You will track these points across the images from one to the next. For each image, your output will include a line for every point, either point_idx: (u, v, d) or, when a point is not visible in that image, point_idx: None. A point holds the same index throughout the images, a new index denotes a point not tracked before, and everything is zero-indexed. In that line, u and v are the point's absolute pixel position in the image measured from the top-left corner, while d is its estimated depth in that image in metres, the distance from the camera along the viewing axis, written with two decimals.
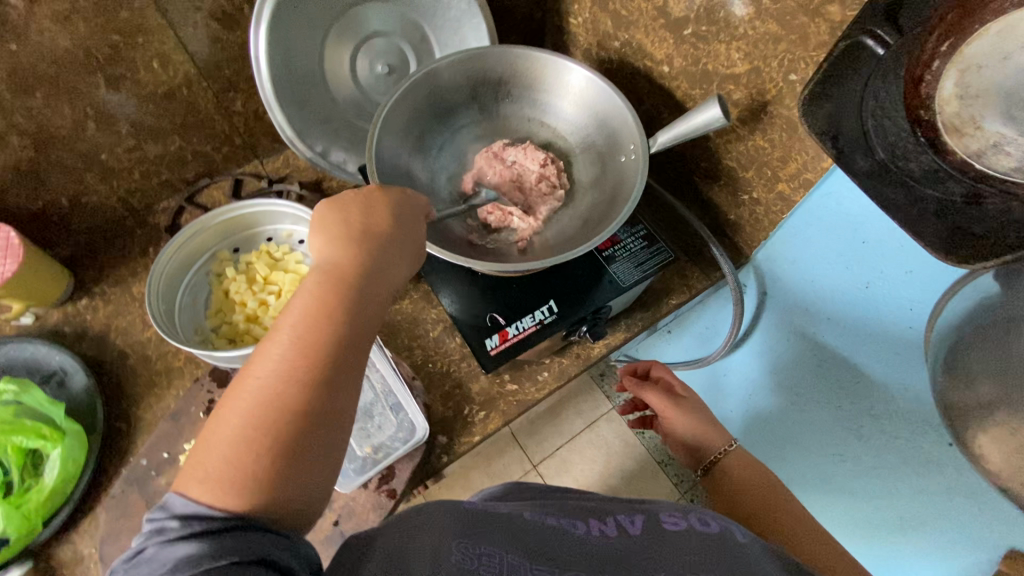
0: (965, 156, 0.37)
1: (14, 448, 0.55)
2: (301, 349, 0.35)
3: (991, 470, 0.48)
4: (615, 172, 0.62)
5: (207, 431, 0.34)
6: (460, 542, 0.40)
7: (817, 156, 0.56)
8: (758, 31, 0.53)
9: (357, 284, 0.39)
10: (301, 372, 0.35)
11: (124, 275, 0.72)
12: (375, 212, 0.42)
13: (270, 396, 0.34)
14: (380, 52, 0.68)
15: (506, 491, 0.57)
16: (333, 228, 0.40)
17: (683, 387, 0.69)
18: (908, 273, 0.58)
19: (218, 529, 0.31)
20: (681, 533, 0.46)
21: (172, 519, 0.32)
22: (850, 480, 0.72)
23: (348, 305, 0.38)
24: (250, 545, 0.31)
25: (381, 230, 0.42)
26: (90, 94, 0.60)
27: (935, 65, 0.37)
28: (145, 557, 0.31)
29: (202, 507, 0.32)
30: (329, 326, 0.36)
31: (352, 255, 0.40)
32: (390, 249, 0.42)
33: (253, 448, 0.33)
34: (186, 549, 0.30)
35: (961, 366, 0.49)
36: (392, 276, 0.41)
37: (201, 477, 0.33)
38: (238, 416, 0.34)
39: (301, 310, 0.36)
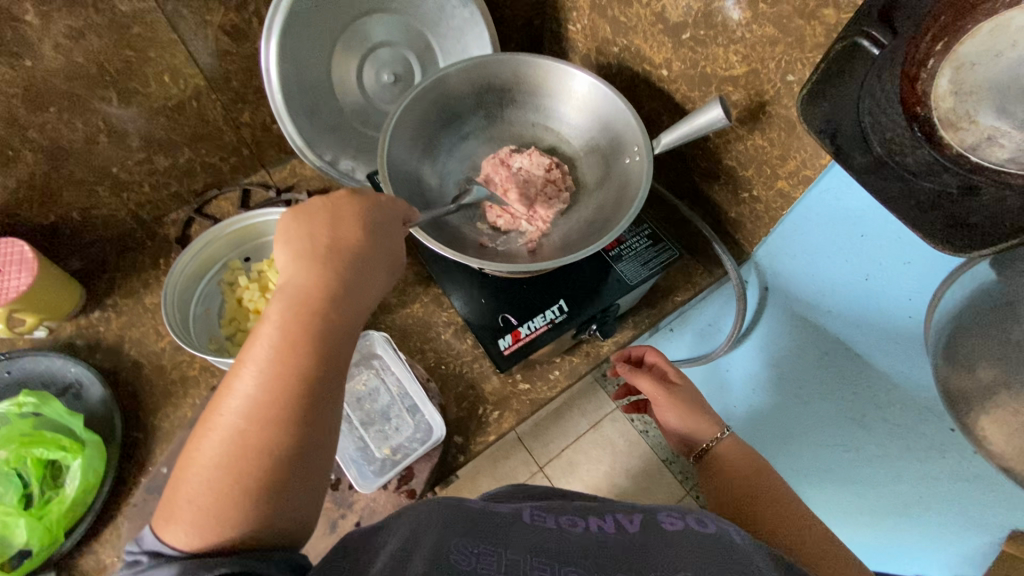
0: (961, 150, 0.39)
1: (34, 460, 0.56)
2: (271, 380, 0.35)
3: (995, 452, 0.49)
4: (619, 174, 0.63)
5: (182, 471, 0.34)
6: (458, 541, 0.40)
7: (815, 154, 0.57)
8: (756, 34, 0.55)
9: (324, 305, 0.38)
10: (274, 402, 0.35)
11: (136, 287, 0.72)
12: (341, 229, 0.42)
13: (244, 430, 0.34)
14: (385, 62, 0.69)
15: (500, 495, 0.58)
16: (299, 250, 0.40)
17: (676, 374, 0.66)
18: (907, 264, 0.59)
19: (191, 553, 0.32)
20: (678, 534, 0.45)
21: (149, 553, 0.33)
22: (853, 468, 0.75)
23: (319, 328, 0.37)
24: (221, 560, 0.32)
25: (348, 246, 0.41)
26: (102, 108, 0.61)
27: (930, 64, 0.39)
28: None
29: (180, 544, 0.32)
30: (298, 352, 0.36)
31: (319, 274, 0.39)
32: (357, 265, 0.41)
33: (229, 484, 0.33)
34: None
35: (961, 352, 0.51)
36: (363, 292, 0.41)
37: (180, 516, 0.33)
38: (212, 453, 0.34)
39: (268, 339, 0.36)
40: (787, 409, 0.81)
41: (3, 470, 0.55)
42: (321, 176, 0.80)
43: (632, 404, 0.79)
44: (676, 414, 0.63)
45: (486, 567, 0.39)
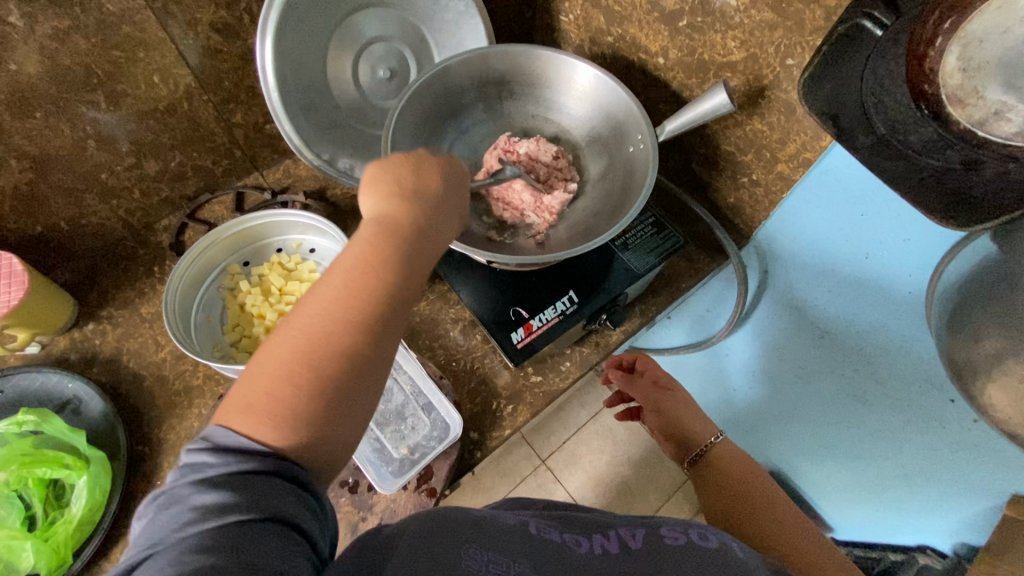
0: (968, 126, 0.40)
1: (36, 480, 0.54)
2: (357, 291, 0.35)
3: (1002, 418, 0.51)
4: (624, 162, 0.63)
5: (251, 365, 0.34)
6: (467, 548, 0.39)
7: (816, 136, 0.58)
8: (754, 19, 0.55)
9: (414, 234, 0.38)
10: (354, 314, 0.34)
11: (131, 296, 0.70)
12: (426, 170, 0.41)
13: (321, 337, 0.34)
14: (380, 57, 0.68)
15: (515, 502, 0.57)
16: (385, 184, 0.40)
17: (667, 381, 0.73)
18: (907, 241, 0.62)
19: (249, 475, 0.31)
20: (682, 549, 0.45)
21: (209, 455, 0.32)
22: (855, 445, 0.76)
23: (398, 266, 0.37)
24: (274, 501, 0.31)
25: (432, 190, 0.41)
26: (89, 113, 0.58)
27: (938, 42, 0.39)
28: (173, 494, 0.31)
29: (245, 444, 0.32)
30: (386, 271, 0.36)
31: (405, 212, 0.39)
32: (439, 212, 0.41)
33: (297, 386, 0.33)
34: (213, 497, 0.30)
35: (964, 323, 0.52)
36: (445, 228, 0.41)
37: (245, 411, 0.33)
38: (287, 352, 0.33)
39: (359, 252, 0.36)
40: (788, 390, 0.83)
41: (4, 492, 0.53)
42: (315, 176, 0.79)
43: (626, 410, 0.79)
44: (671, 417, 0.70)
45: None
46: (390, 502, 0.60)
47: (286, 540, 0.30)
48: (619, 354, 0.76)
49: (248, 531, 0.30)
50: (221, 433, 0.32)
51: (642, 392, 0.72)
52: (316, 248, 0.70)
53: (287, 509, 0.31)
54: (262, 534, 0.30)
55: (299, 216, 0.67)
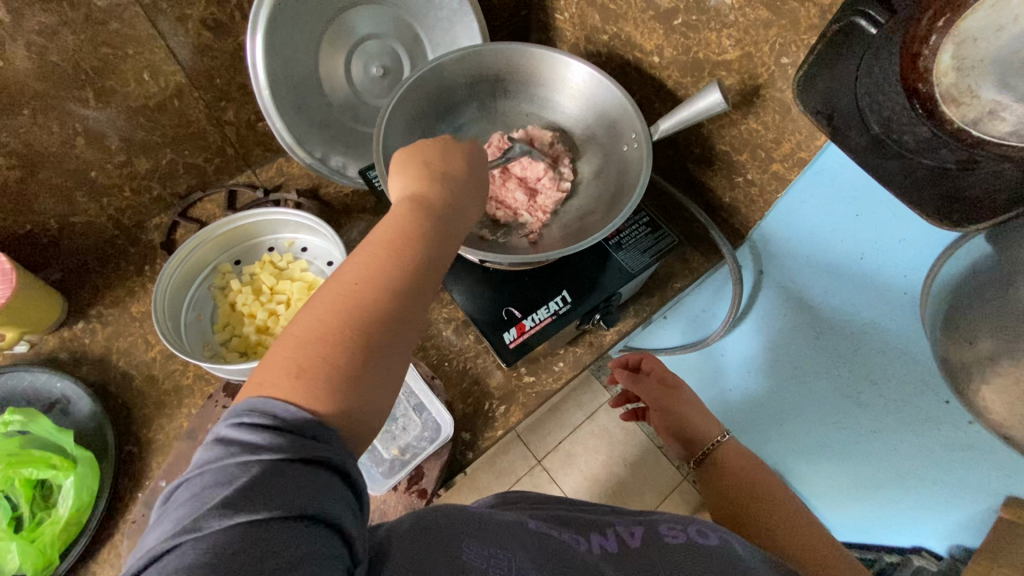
0: (963, 124, 0.40)
1: (22, 481, 0.54)
2: (398, 258, 0.35)
3: (996, 420, 0.50)
4: (618, 161, 0.63)
5: (293, 327, 0.33)
6: (469, 542, 0.39)
7: (811, 135, 0.58)
8: (748, 18, 0.55)
9: (445, 212, 0.40)
10: (396, 277, 0.35)
11: (121, 295, 0.70)
12: (454, 154, 0.44)
13: (365, 297, 0.34)
14: (373, 55, 0.68)
15: (505, 499, 0.55)
16: (414, 164, 0.42)
17: (672, 378, 0.73)
18: (903, 240, 0.60)
19: (301, 462, 0.28)
20: (681, 547, 0.46)
21: (261, 433, 0.29)
22: (849, 445, 0.76)
23: (433, 232, 0.38)
24: (323, 499, 0.28)
25: (460, 170, 0.43)
26: (78, 110, 0.58)
27: (932, 40, 0.39)
28: (220, 471, 0.28)
29: (292, 413, 0.30)
30: (424, 241, 0.37)
31: (436, 188, 0.41)
32: (466, 191, 0.43)
33: (343, 346, 0.32)
34: (263, 483, 0.27)
35: (960, 324, 0.52)
36: (471, 212, 0.43)
37: (291, 373, 0.31)
38: (332, 312, 0.33)
39: (399, 223, 0.37)
40: (782, 390, 0.82)
41: None
42: (308, 174, 0.78)
43: (630, 410, 0.80)
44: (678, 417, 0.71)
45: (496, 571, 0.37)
46: (381, 503, 0.60)
47: (330, 546, 0.28)
48: (625, 355, 0.75)
49: (293, 530, 0.27)
50: (268, 400, 0.30)
51: (646, 391, 0.73)
52: (308, 246, 0.70)
53: (333, 510, 0.28)
54: (306, 536, 0.27)
55: (291, 215, 0.67)
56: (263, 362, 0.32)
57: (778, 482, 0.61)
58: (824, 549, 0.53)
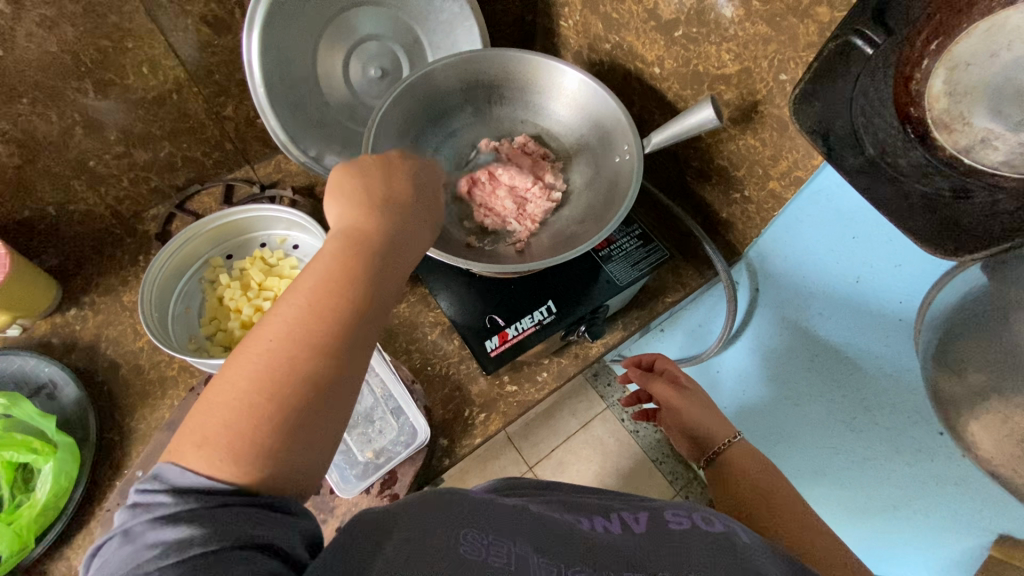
0: (954, 152, 0.39)
1: (4, 463, 0.55)
2: (315, 310, 0.34)
3: (983, 457, 0.48)
4: (610, 172, 0.62)
5: (206, 394, 0.33)
6: (467, 531, 0.38)
7: (808, 155, 0.56)
8: (748, 32, 0.54)
9: (376, 253, 0.38)
10: (312, 331, 0.34)
11: (114, 284, 0.71)
12: (396, 181, 0.43)
13: (277, 357, 0.33)
14: (372, 56, 0.68)
15: (505, 484, 0.54)
16: (353, 194, 0.41)
17: (685, 377, 0.73)
18: (897, 266, 0.59)
19: (211, 510, 0.29)
20: (685, 532, 0.44)
21: (163, 493, 0.30)
22: (839, 472, 0.74)
23: (365, 272, 0.37)
24: (238, 526, 0.29)
25: (402, 198, 0.42)
26: (78, 99, 0.59)
27: (924, 64, 0.38)
28: (128, 532, 0.29)
29: (196, 480, 0.30)
30: (346, 287, 0.36)
31: (374, 221, 0.39)
32: (407, 220, 0.41)
33: (251, 411, 0.32)
34: (171, 532, 0.28)
35: (952, 356, 0.50)
36: (411, 247, 0.41)
37: (200, 442, 0.31)
38: (240, 376, 0.32)
39: (323, 268, 0.36)
40: (774, 408, 0.80)
41: None
42: (306, 172, 0.79)
43: (640, 410, 0.79)
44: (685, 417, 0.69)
45: (495, 561, 0.36)
46: (352, 505, 0.60)
47: (260, 567, 0.28)
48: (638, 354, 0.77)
49: (216, 562, 0.27)
50: (170, 469, 0.30)
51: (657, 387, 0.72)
52: (299, 244, 0.71)
53: (257, 535, 0.29)
54: (231, 563, 0.28)
55: (282, 212, 0.67)
56: (179, 431, 0.32)
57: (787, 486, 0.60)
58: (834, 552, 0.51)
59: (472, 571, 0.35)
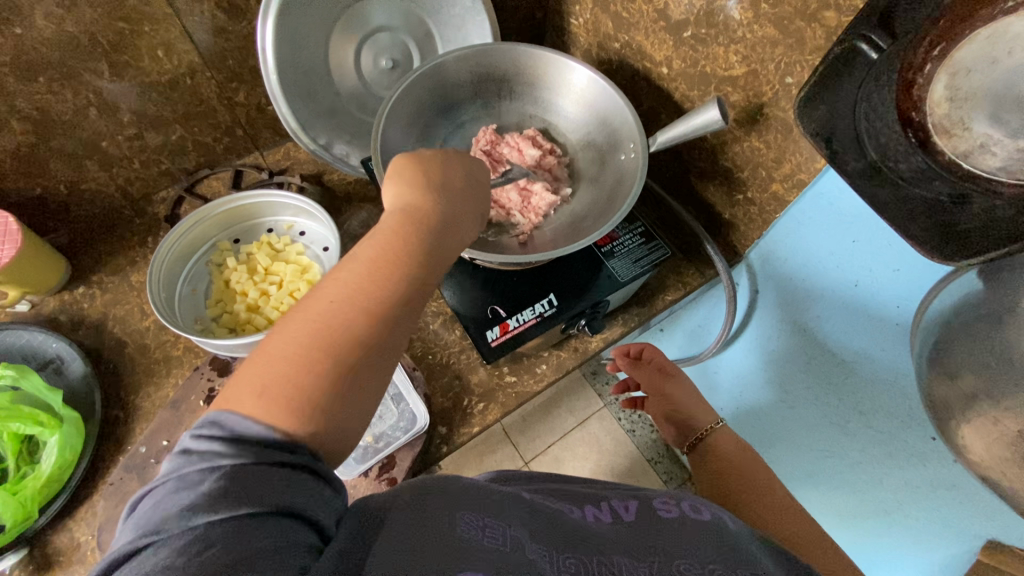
0: (953, 157, 0.40)
1: (11, 435, 0.56)
2: (376, 280, 0.36)
3: (974, 460, 0.49)
4: (614, 169, 0.63)
5: (266, 343, 0.33)
6: (464, 513, 0.38)
7: (811, 158, 0.57)
8: (756, 35, 0.54)
9: (431, 235, 0.39)
10: (374, 299, 0.35)
11: (123, 264, 0.72)
12: (453, 165, 0.44)
13: (339, 316, 0.34)
14: (384, 48, 0.69)
15: (501, 475, 0.54)
16: (414, 174, 0.42)
17: (673, 366, 0.74)
18: (896, 272, 0.59)
19: (264, 469, 0.30)
20: (677, 520, 0.46)
21: (220, 443, 0.30)
22: (834, 474, 0.74)
23: (419, 254, 0.38)
24: (285, 492, 0.30)
25: (457, 184, 0.44)
26: (93, 80, 0.60)
27: (926, 69, 0.39)
28: (183, 479, 0.29)
29: (255, 425, 0.31)
30: (407, 257, 0.37)
31: (431, 204, 0.41)
32: (460, 206, 0.42)
33: (311, 366, 0.33)
34: (226, 485, 0.29)
35: (946, 359, 0.51)
36: (463, 229, 0.43)
37: (260, 390, 0.32)
38: (303, 331, 0.33)
39: (382, 243, 0.37)
40: (772, 411, 0.81)
41: None
42: (314, 160, 0.80)
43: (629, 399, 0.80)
44: (675, 403, 0.73)
45: (491, 542, 0.37)
46: (351, 488, 0.61)
47: (301, 534, 0.30)
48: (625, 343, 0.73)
49: (263, 523, 0.29)
50: (231, 417, 0.31)
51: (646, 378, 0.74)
52: (306, 231, 0.72)
53: (303, 502, 0.30)
54: (276, 528, 0.29)
55: (291, 199, 0.68)
56: (232, 377, 0.33)
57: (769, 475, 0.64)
58: (818, 544, 0.54)
59: (469, 549, 0.35)
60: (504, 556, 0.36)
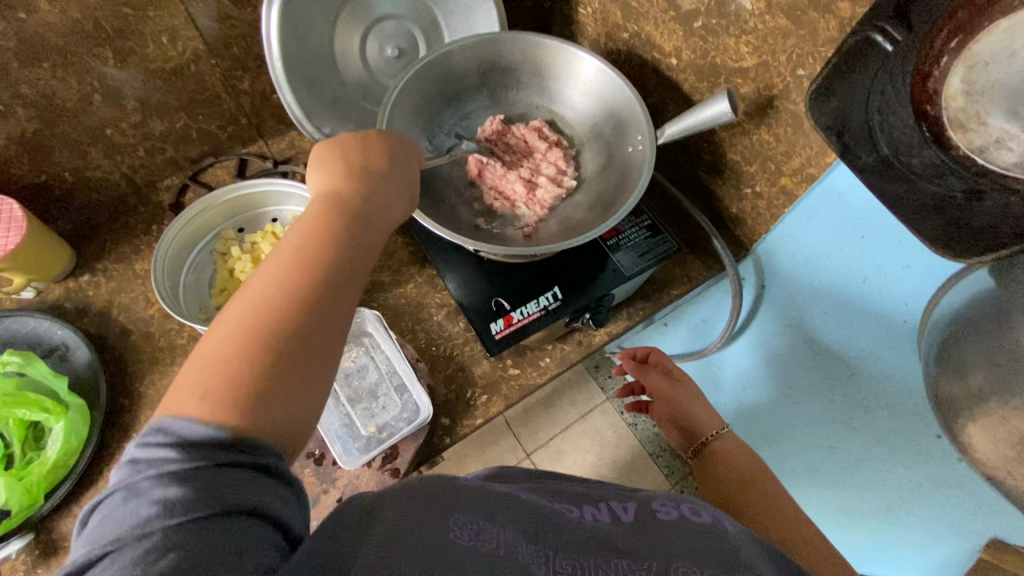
0: (968, 151, 0.39)
1: (16, 421, 0.57)
2: (303, 259, 0.37)
3: (980, 459, 0.49)
4: (621, 162, 0.63)
5: (201, 346, 0.34)
6: (458, 517, 0.38)
7: (821, 151, 0.56)
8: (768, 26, 0.54)
9: (355, 214, 0.41)
10: (304, 278, 0.36)
11: (127, 252, 0.72)
12: (372, 151, 0.46)
13: (269, 305, 0.35)
14: (390, 36, 0.69)
15: (498, 473, 0.54)
16: (333, 163, 0.44)
17: (680, 372, 0.76)
18: (905, 268, 0.59)
19: (220, 469, 0.29)
20: (675, 522, 0.45)
21: (169, 449, 0.30)
22: (836, 472, 0.74)
23: (345, 231, 0.39)
24: (242, 493, 0.29)
25: (379, 167, 0.45)
26: (97, 67, 0.59)
27: (943, 62, 0.38)
28: (131, 488, 0.29)
29: (200, 429, 0.30)
30: (331, 240, 0.38)
31: (352, 186, 0.42)
32: (383, 188, 0.44)
33: (250, 354, 0.33)
34: (176, 491, 0.28)
35: (955, 358, 0.50)
36: (388, 211, 0.44)
37: (201, 393, 0.32)
38: (235, 324, 0.34)
39: (304, 227, 0.38)
40: (773, 408, 0.80)
41: None
42: None
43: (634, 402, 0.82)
44: (679, 406, 0.73)
45: (485, 547, 0.37)
46: (354, 478, 0.61)
47: (263, 535, 0.29)
48: (633, 347, 0.78)
49: (221, 526, 0.28)
50: (177, 421, 0.30)
51: (651, 382, 0.75)
52: None
53: (263, 502, 0.30)
54: (235, 530, 0.29)
55: (295, 187, 0.68)
56: (174, 386, 0.32)
57: (775, 483, 0.63)
58: (819, 550, 0.54)
59: (464, 557, 0.36)
60: (494, 561, 0.36)
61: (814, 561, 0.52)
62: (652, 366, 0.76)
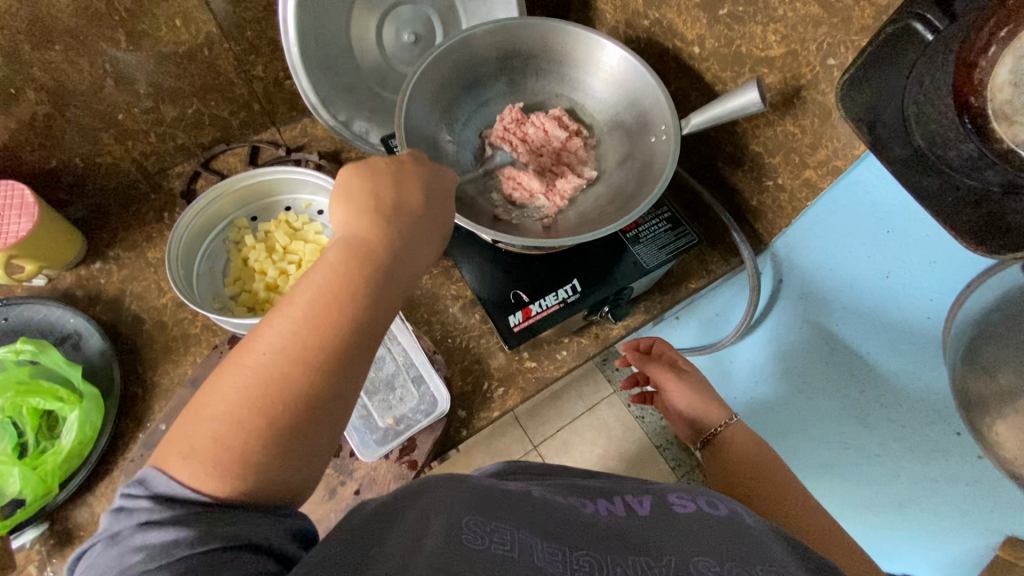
0: (1012, 145, 0.37)
1: (30, 411, 0.57)
2: (317, 322, 0.35)
3: (1007, 457, 0.50)
4: (644, 152, 0.61)
5: (202, 395, 0.34)
6: (470, 518, 0.38)
7: (849, 143, 0.55)
8: (798, 13, 0.52)
9: (379, 268, 0.39)
10: (315, 343, 0.35)
11: (139, 240, 0.71)
12: (405, 189, 0.43)
13: (278, 365, 0.34)
14: (406, 21, 0.67)
15: (509, 467, 0.54)
16: (362, 201, 0.41)
17: (684, 362, 0.74)
18: (931, 263, 0.57)
19: (203, 512, 0.31)
20: (691, 516, 0.45)
21: (148, 500, 0.31)
22: (852, 468, 0.73)
23: (365, 289, 0.37)
24: (227, 528, 0.30)
25: (411, 209, 0.43)
26: (109, 50, 0.58)
27: (991, 51, 0.36)
28: (115, 539, 0.30)
29: (184, 484, 0.31)
30: (347, 297, 0.36)
31: (380, 232, 0.40)
32: (411, 233, 0.42)
33: (247, 421, 0.33)
34: (159, 535, 0.29)
35: (982, 359, 0.50)
36: (414, 259, 0.41)
37: (194, 446, 0.32)
38: (238, 383, 0.33)
39: (326, 279, 0.37)
40: (786, 403, 0.80)
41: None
42: (332, 137, 0.78)
43: (640, 393, 0.80)
44: (684, 399, 0.72)
45: (500, 549, 0.36)
46: (371, 469, 0.61)
47: (256, 563, 0.30)
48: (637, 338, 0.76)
49: (209, 558, 0.29)
50: (157, 476, 0.31)
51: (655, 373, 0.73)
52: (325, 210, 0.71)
53: (253, 534, 0.31)
54: (223, 561, 0.29)
55: (310, 175, 0.67)
56: (167, 436, 0.33)
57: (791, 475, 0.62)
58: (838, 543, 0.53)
59: (479, 558, 0.35)
60: (511, 560, 0.35)
61: (837, 552, 0.52)
62: (656, 357, 0.75)
